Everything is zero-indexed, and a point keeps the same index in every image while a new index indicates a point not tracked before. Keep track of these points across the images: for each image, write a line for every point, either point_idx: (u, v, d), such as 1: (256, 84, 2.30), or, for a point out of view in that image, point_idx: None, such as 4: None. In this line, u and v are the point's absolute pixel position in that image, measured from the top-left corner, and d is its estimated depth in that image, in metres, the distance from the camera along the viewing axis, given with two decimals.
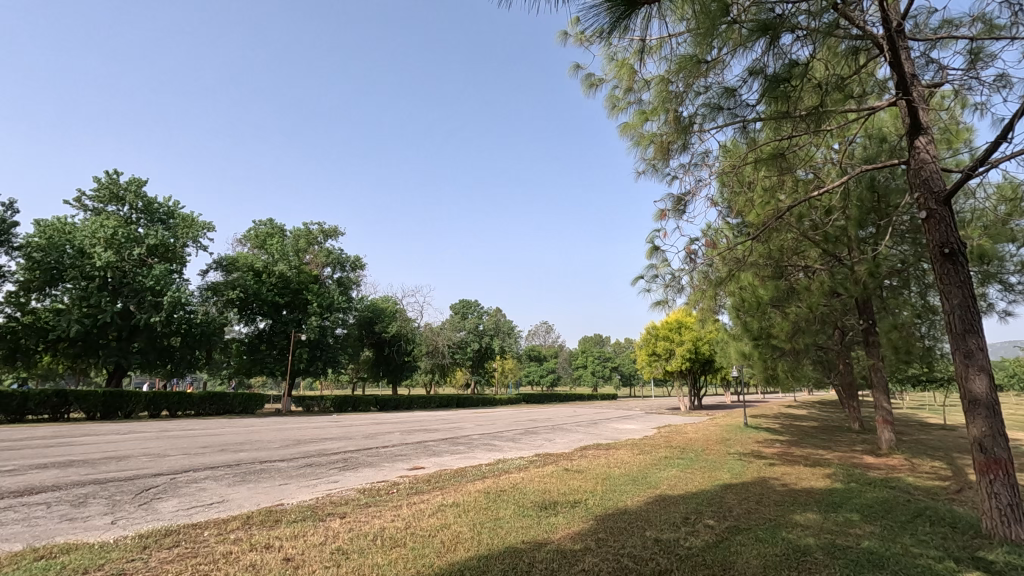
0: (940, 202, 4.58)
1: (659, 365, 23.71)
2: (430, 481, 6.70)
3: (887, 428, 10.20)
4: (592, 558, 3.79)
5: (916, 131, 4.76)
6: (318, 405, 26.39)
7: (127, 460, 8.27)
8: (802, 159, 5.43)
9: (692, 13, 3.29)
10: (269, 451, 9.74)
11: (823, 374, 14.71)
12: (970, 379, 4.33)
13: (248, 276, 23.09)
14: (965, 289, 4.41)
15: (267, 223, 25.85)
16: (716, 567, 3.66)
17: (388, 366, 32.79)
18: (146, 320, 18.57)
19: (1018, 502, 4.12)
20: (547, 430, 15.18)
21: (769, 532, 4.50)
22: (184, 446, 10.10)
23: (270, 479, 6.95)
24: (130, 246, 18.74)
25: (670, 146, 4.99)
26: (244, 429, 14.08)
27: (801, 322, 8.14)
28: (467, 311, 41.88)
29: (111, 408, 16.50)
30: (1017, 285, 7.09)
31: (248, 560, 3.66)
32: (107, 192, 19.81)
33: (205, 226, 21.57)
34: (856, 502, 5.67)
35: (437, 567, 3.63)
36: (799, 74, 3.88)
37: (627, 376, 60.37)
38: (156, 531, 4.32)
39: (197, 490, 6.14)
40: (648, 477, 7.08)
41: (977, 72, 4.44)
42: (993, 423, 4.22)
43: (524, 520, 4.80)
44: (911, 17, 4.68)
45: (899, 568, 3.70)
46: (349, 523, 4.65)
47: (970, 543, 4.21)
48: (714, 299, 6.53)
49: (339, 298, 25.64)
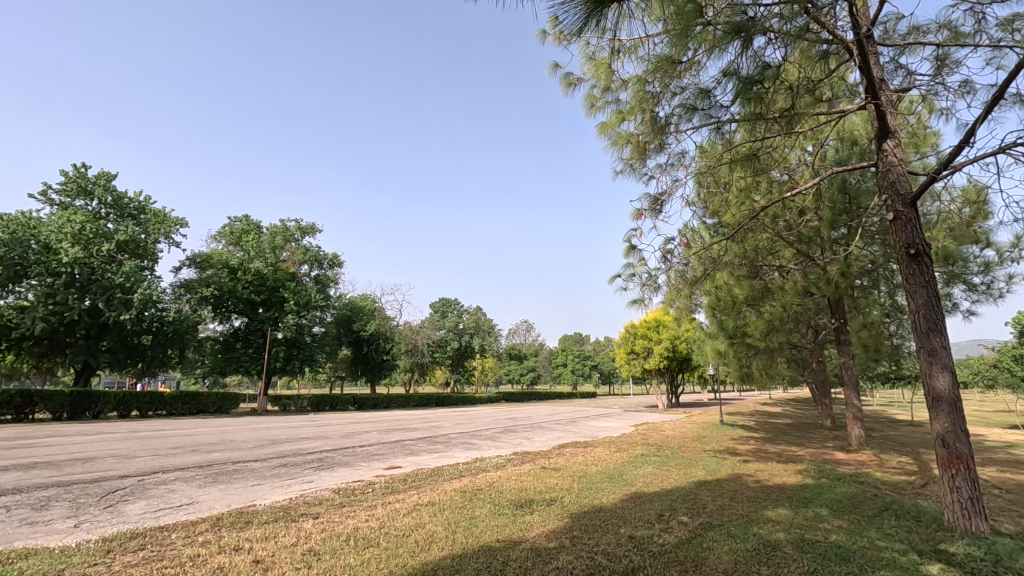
0: (906, 204, 4.70)
1: (638, 363, 23.98)
2: (406, 481, 6.63)
3: (857, 425, 10.44)
4: (566, 557, 3.80)
5: (883, 134, 4.88)
6: (294, 405, 26.02)
7: (93, 461, 8.06)
8: (776, 161, 5.52)
9: (667, 14, 3.31)
10: (243, 451, 9.59)
11: (798, 370, 14.95)
12: (934, 377, 4.44)
13: (223, 273, 22.66)
14: (930, 289, 4.53)
15: (243, 219, 25.35)
16: (688, 564, 3.70)
17: (367, 365, 32.56)
18: (114, 318, 18.03)
19: (978, 496, 4.26)
20: (526, 429, 15.20)
21: (741, 528, 4.56)
22: (155, 447, 9.88)
23: (243, 480, 6.82)
24: (98, 242, 18.35)
25: (647, 145, 5.04)
26: (217, 429, 13.88)
27: (775, 322, 8.27)
28: (447, 310, 41.59)
29: (79, 408, 16.02)
30: (981, 285, 7.34)
31: (216, 562, 3.59)
32: (75, 185, 19.26)
33: (177, 222, 21.15)
34: (825, 497, 5.80)
35: (410, 567, 3.60)
36: (770, 76, 3.95)
37: (607, 376, 60.82)
38: (121, 534, 4.20)
39: (166, 492, 5.99)
40: (624, 475, 7.12)
41: (943, 78, 4.57)
42: (955, 419, 4.33)
43: (500, 520, 4.79)
44: (880, 23, 4.78)
45: (864, 561, 3.79)
46: (322, 524, 4.60)
47: (934, 536, 4.33)
48: (690, 298, 6.56)
49: (317, 297, 25.31)
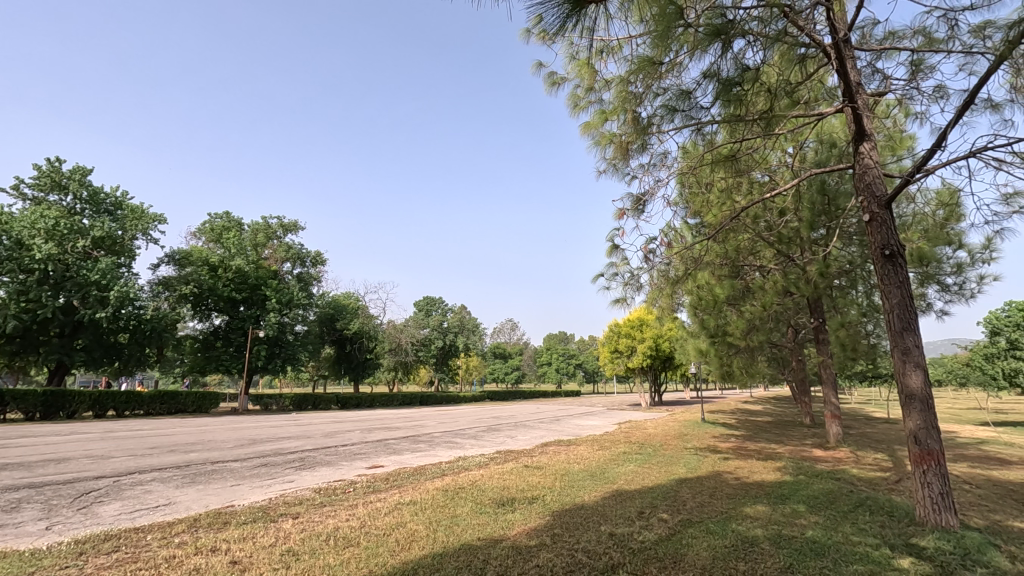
0: (882, 205, 4.80)
1: (621, 362, 24.17)
2: (389, 481, 6.60)
3: (834, 423, 10.65)
4: (547, 554, 3.82)
5: (860, 138, 4.97)
6: (276, 404, 25.85)
7: (66, 461, 7.91)
8: (756, 162, 5.58)
9: (649, 15, 3.31)
10: (222, 451, 9.47)
11: (778, 369, 15.20)
12: (907, 375, 4.53)
13: (203, 271, 22.34)
14: (903, 289, 4.63)
15: (223, 215, 24.93)
16: (667, 560, 3.75)
17: (350, 364, 32.35)
18: (90, 316, 17.65)
19: (947, 490, 4.37)
20: (509, 428, 15.22)
21: (720, 525, 4.62)
22: (132, 447, 9.72)
23: (222, 480, 6.75)
24: (73, 238, 17.93)
25: (630, 145, 5.07)
26: (196, 429, 13.69)
27: (756, 322, 8.38)
28: (431, 309, 41.34)
29: (53, 408, 15.64)
30: (953, 285, 7.53)
31: (192, 564, 3.54)
32: (49, 180, 18.80)
33: (155, 218, 20.76)
34: (802, 493, 5.90)
35: (390, 567, 3.57)
36: (750, 78, 4.00)
37: (591, 373, 61.29)
38: (93, 537, 4.11)
39: (142, 493, 5.90)
40: (606, 473, 7.17)
41: (918, 83, 4.67)
42: (926, 416, 4.43)
43: (481, 518, 4.79)
44: (858, 28, 4.86)
45: (839, 556, 3.87)
46: (302, 524, 4.56)
47: (905, 530, 4.44)
48: (672, 297, 6.60)
49: (299, 295, 25.06)
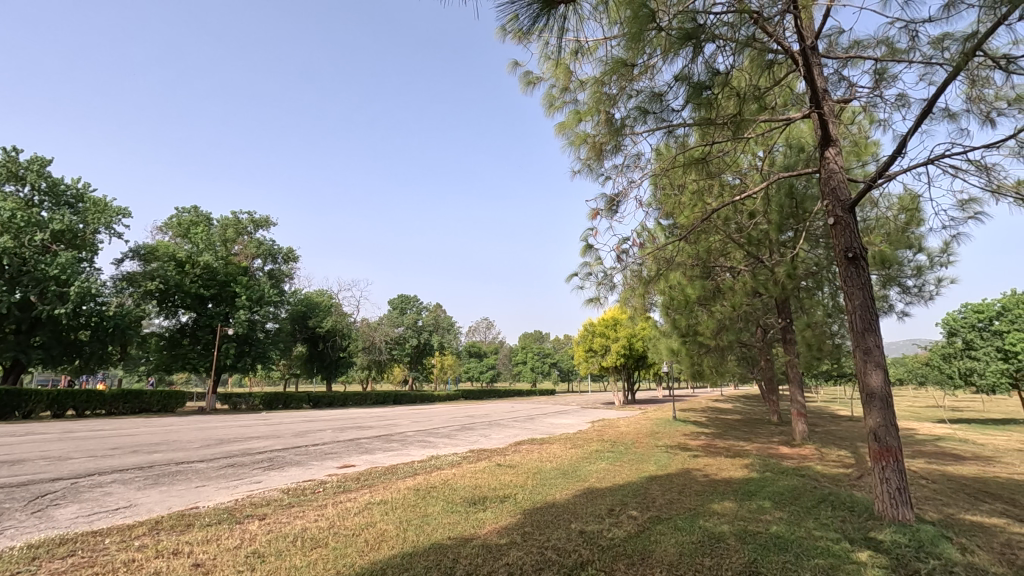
0: (845, 209, 4.94)
1: (595, 361, 24.34)
2: (359, 480, 6.53)
3: (800, 420, 10.90)
4: (517, 552, 3.83)
5: (826, 142, 5.10)
6: (245, 403, 25.34)
7: (22, 463, 7.65)
8: (728, 164, 5.68)
9: (623, 16, 3.33)
10: (189, 451, 9.27)
11: (748, 368, 15.44)
12: (867, 374, 4.67)
13: (169, 266, 21.70)
14: (865, 291, 4.78)
15: (191, 210, 24.25)
16: (636, 557, 3.79)
17: (322, 362, 31.89)
18: (48, 312, 16.99)
19: (904, 485, 4.52)
20: (483, 427, 15.18)
21: (687, 522, 4.69)
22: (94, 447, 9.43)
23: (187, 481, 6.59)
24: (30, 231, 17.23)
25: (604, 146, 5.13)
26: (161, 429, 13.31)
27: (725, 321, 8.55)
28: (405, 306, 40.96)
29: (7, 407, 14.97)
30: (914, 287, 7.78)
31: (153, 567, 3.44)
32: (5, 170, 18.04)
33: (120, 211, 20.16)
34: (767, 490, 6.03)
35: (358, 566, 3.54)
36: (720, 82, 4.07)
37: (566, 372, 61.55)
38: (47, 541, 3.96)
39: (102, 495, 5.73)
40: (578, 471, 7.23)
41: (882, 91, 4.81)
42: (885, 414, 4.58)
43: (452, 516, 4.78)
44: (825, 36, 4.99)
45: (800, 550, 3.97)
46: (269, 524, 4.48)
47: (864, 525, 4.58)
48: (645, 297, 6.65)
49: (270, 292, 24.48)
